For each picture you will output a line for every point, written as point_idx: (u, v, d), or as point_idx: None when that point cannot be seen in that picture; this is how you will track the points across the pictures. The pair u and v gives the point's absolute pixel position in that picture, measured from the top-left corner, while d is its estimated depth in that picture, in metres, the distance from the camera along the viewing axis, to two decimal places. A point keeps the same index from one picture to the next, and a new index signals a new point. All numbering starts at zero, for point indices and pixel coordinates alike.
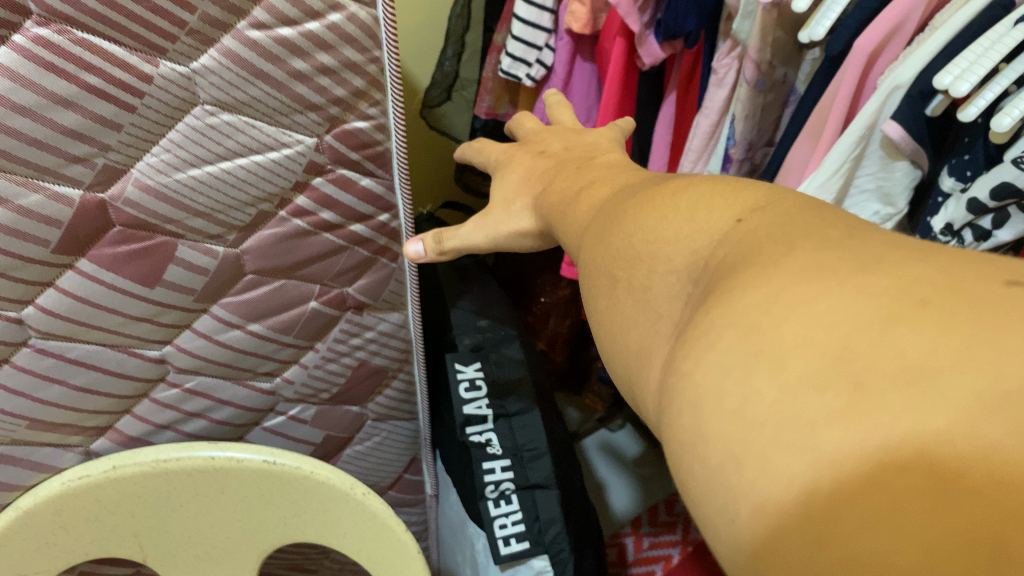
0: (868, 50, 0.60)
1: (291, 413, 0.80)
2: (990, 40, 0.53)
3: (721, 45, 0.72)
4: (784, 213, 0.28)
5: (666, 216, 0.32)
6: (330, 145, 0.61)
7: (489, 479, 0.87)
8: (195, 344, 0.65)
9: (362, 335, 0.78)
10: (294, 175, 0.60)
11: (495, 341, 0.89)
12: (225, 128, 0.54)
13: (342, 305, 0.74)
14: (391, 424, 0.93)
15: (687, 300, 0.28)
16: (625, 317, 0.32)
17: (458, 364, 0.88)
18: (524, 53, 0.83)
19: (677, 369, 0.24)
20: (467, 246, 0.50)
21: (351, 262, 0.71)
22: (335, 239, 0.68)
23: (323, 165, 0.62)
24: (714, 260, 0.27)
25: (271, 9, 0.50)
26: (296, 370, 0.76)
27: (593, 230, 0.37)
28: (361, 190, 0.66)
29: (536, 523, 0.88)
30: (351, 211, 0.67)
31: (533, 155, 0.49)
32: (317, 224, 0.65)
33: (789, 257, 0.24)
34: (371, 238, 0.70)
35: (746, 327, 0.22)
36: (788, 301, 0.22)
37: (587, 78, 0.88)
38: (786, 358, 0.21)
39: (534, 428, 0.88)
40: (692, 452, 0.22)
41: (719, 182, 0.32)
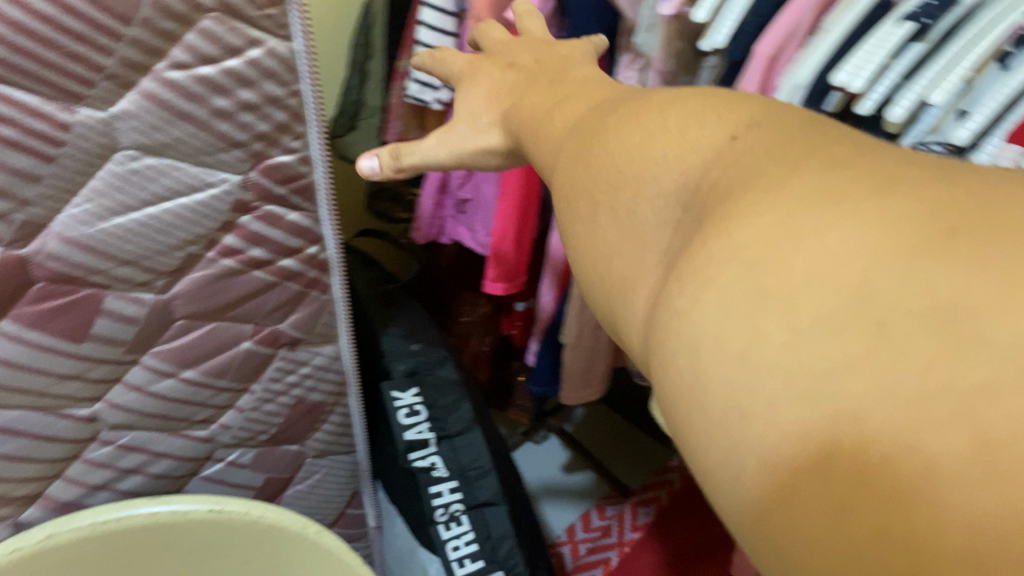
0: (770, 55, 0.50)
1: (229, 459, 0.64)
2: (878, 41, 0.44)
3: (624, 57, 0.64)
4: (784, 131, 0.25)
5: (652, 132, 0.29)
6: (256, 182, 0.50)
7: (437, 502, 0.76)
8: (127, 398, 0.53)
9: (297, 371, 0.64)
10: (222, 213, 0.49)
11: (429, 363, 0.80)
12: (150, 172, 0.44)
13: (275, 343, 0.60)
14: (332, 459, 0.75)
15: (677, 227, 0.26)
16: (608, 244, 0.29)
17: (395, 391, 0.77)
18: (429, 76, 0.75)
19: (669, 307, 0.22)
20: (429, 162, 0.46)
21: (282, 298, 0.58)
22: (266, 275, 0.55)
23: (250, 202, 0.51)
24: (707, 183, 0.25)
25: (191, 48, 0.41)
26: (233, 414, 0.61)
27: (570, 147, 0.34)
28: (289, 224, 0.54)
29: (489, 541, 0.77)
30: (281, 248, 0.55)
31: (502, 68, 0.45)
32: (247, 262, 0.53)
33: (791, 181, 0.22)
34: (302, 272, 0.58)
35: (746, 262, 0.20)
36: (797, 230, 0.20)
37: None
38: (797, 295, 0.18)
39: (477, 446, 0.79)
40: (689, 397, 0.20)
41: (709, 95, 0.29)
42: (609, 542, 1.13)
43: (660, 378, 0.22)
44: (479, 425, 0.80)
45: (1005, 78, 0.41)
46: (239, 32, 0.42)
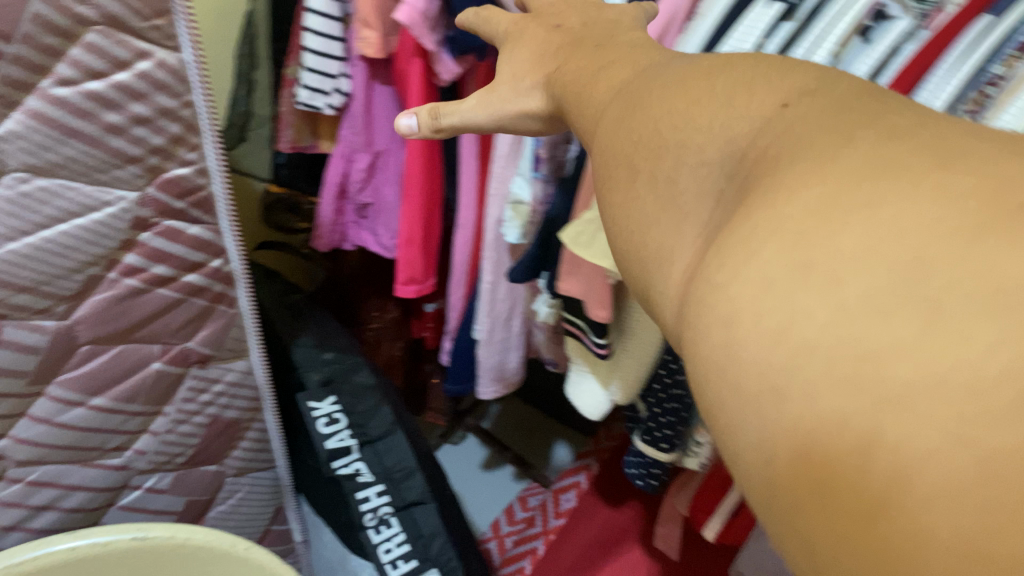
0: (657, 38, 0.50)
1: (147, 485, 0.68)
2: (751, 24, 0.46)
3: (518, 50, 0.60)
4: (839, 98, 0.24)
5: (699, 98, 0.28)
6: (154, 197, 0.53)
7: (364, 508, 0.81)
8: (37, 432, 0.55)
9: (211, 390, 0.68)
10: (120, 233, 0.52)
11: (343, 370, 0.83)
12: (40, 194, 0.46)
13: (186, 361, 0.64)
14: (253, 477, 0.80)
15: (719, 198, 0.25)
16: (645, 213, 0.28)
17: (311, 401, 0.82)
18: (320, 83, 0.72)
19: (706, 280, 0.21)
20: (468, 123, 0.45)
21: (188, 314, 0.61)
22: (171, 292, 0.58)
23: (148, 217, 0.53)
24: (754, 151, 0.24)
25: (76, 63, 0.44)
26: (148, 439, 0.65)
27: (613, 112, 0.33)
28: (190, 239, 0.57)
29: (421, 539, 0.82)
30: (183, 262, 0.58)
31: (548, 30, 0.43)
32: (149, 280, 0.56)
33: (845, 151, 0.20)
34: (207, 286, 0.61)
35: (793, 233, 0.19)
36: (850, 203, 0.19)
37: (389, 104, 0.79)
38: (844, 272, 0.17)
39: (400, 449, 0.83)
40: (720, 375, 0.19)
41: (761, 61, 0.28)
42: (535, 531, 1.15)
43: (692, 354, 0.21)
44: (400, 428, 0.84)
45: (869, 49, 0.44)
46: (125, 44, 0.45)
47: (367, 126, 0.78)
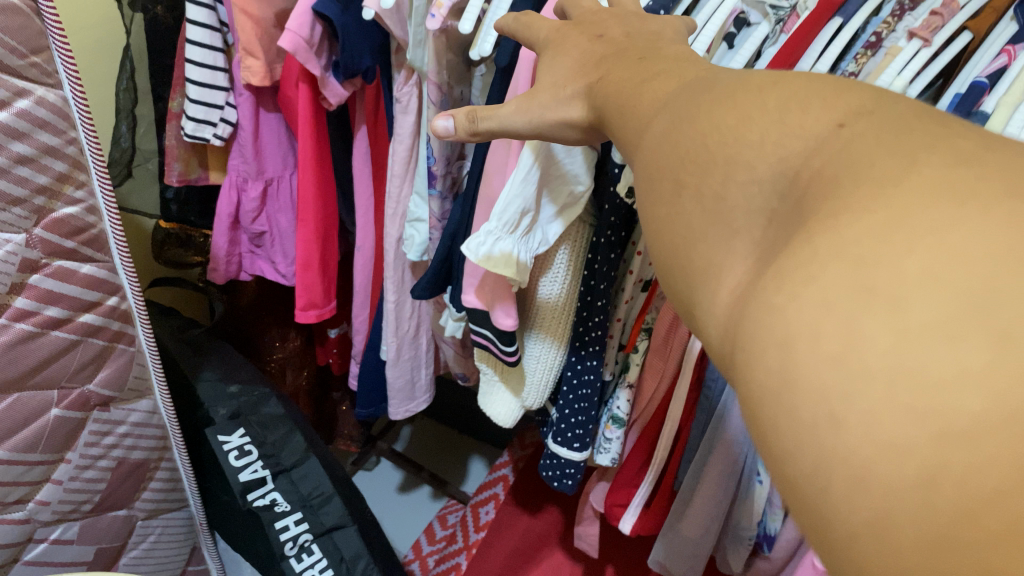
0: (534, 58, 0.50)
1: (53, 536, 0.60)
2: None
3: (397, 75, 0.63)
4: (898, 119, 0.23)
5: (749, 112, 0.27)
6: (42, 237, 0.48)
7: (284, 537, 0.78)
8: None
9: (115, 432, 0.62)
10: (9, 276, 0.47)
11: (251, 403, 0.81)
12: None
13: (87, 404, 0.58)
14: (165, 517, 0.73)
15: (772, 218, 0.25)
16: (692, 231, 0.28)
17: (221, 435, 0.77)
18: (207, 114, 0.74)
19: (765, 303, 0.21)
20: (505, 128, 0.44)
21: (88, 355, 0.56)
22: (66, 335, 0.53)
23: (37, 259, 0.49)
24: (810, 174, 0.24)
25: None
26: (50, 488, 0.57)
27: (657, 127, 0.32)
28: (84, 277, 0.53)
29: (343, 564, 0.79)
30: (78, 303, 0.53)
31: (590, 40, 0.42)
32: (43, 323, 0.51)
33: (910, 175, 0.20)
34: (104, 325, 0.56)
35: (855, 259, 0.18)
36: (916, 228, 0.18)
37: (276, 129, 0.82)
38: (909, 295, 0.17)
39: (316, 475, 0.81)
40: (776, 398, 0.19)
41: (814, 77, 0.27)
42: (457, 548, 1.09)
43: (747, 376, 0.20)
44: (312, 455, 0.82)
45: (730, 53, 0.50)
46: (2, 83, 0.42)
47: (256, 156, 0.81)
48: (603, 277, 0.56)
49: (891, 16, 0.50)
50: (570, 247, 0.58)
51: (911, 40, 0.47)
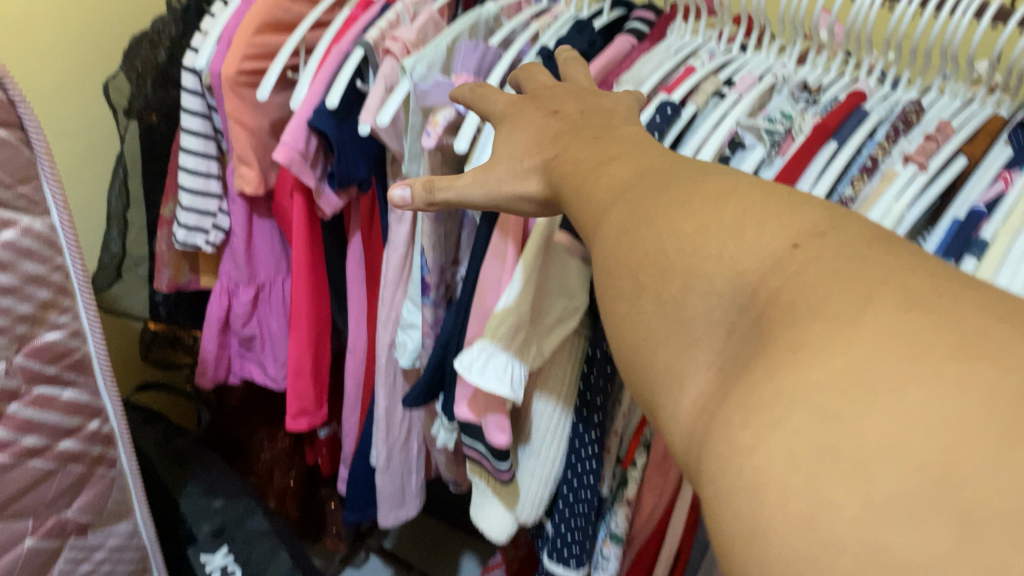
0: None
1: None
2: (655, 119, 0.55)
3: (394, 185, 0.64)
4: (852, 244, 0.24)
5: (707, 222, 0.27)
6: (22, 366, 0.48)
7: None
8: None
9: (92, 557, 0.58)
10: None
11: (236, 518, 0.81)
12: None
13: (63, 533, 0.55)
14: None
15: (732, 332, 0.25)
16: (652, 332, 0.27)
17: (204, 555, 0.78)
18: (199, 221, 0.72)
19: (729, 439, 0.21)
20: (462, 199, 0.44)
21: (65, 484, 0.53)
22: (44, 463, 0.51)
23: (16, 388, 0.48)
24: (765, 292, 0.24)
25: None
26: None
27: (613, 212, 0.31)
28: (65, 403, 0.52)
29: None
30: (57, 430, 0.52)
31: (546, 115, 0.43)
32: (19, 452, 0.49)
33: (865, 315, 0.20)
34: (84, 450, 0.55)
35: (817, 411, 0.19)
36: (873, 384, 0.19)
37: (270, 239, 0.76)
38: (871, 465, 0.18)
39: None
40: (748, 549, 0.19)
41: (770, 191, 0.27)
42: None
43: (713, 513, 0.21)
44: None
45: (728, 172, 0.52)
46: None
47: (246, 264, 0.76)
48: (597, 389, 0.57)
49: (886, 139, 0.53)
50: (562, 366, 0.59)
51: (907, 165, 0.50)
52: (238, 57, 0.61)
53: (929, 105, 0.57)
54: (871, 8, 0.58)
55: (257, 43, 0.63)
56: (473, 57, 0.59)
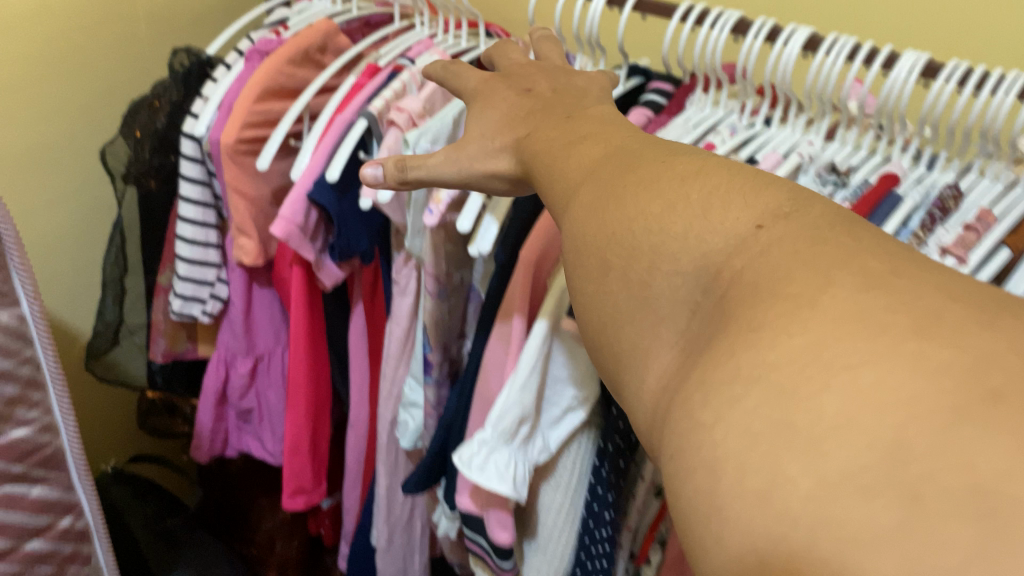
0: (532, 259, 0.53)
1: None
2: None
3: (398, 255, 0.66)
4: (814, 225, 0.24)
5: (673, 201, 0.27)
6: None
7: None
8: None
9: None
10: None
11: None
12: None
13: None
14: None
15: (694, 312, 0.25)
16: (618, 312, 0.28)
17: None
18: (195, 291, 0.73)
19: (690, 417, 0.21)
20: (434, 178, 0.44)
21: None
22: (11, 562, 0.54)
23: None
24: (729, 272, 0.24)
25: None
26: None
27: (581, 191, 0.32)
28: (34, 500, 0.55)
29: None
30: (25, 529, 0.55)
31: (517, 94, 0.44)
32: None
33: (825, 296, 0.21)
34: (55, 547, 0.58)
35: (775, 389, 0.19)
36: (829, 362, 0.19)
37: (270, 306, 0.78)
38: (824, 442, 0.18)
39: None
40: (706, 525, 0.20)
41: (735, 173, 0.28)
42: None
43: (672, 489, 0.21)
44: None
45: None
46: None
47: (246, 333, 0.77)
48: (608, 484, 0.54)
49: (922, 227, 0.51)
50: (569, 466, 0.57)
51: (945, 257, 0.49)
52: (238, 126, 0.63)
53: (968, 189, 0.54)
54: (907, 82, 0.53)
55: (257, 111, 0.64)
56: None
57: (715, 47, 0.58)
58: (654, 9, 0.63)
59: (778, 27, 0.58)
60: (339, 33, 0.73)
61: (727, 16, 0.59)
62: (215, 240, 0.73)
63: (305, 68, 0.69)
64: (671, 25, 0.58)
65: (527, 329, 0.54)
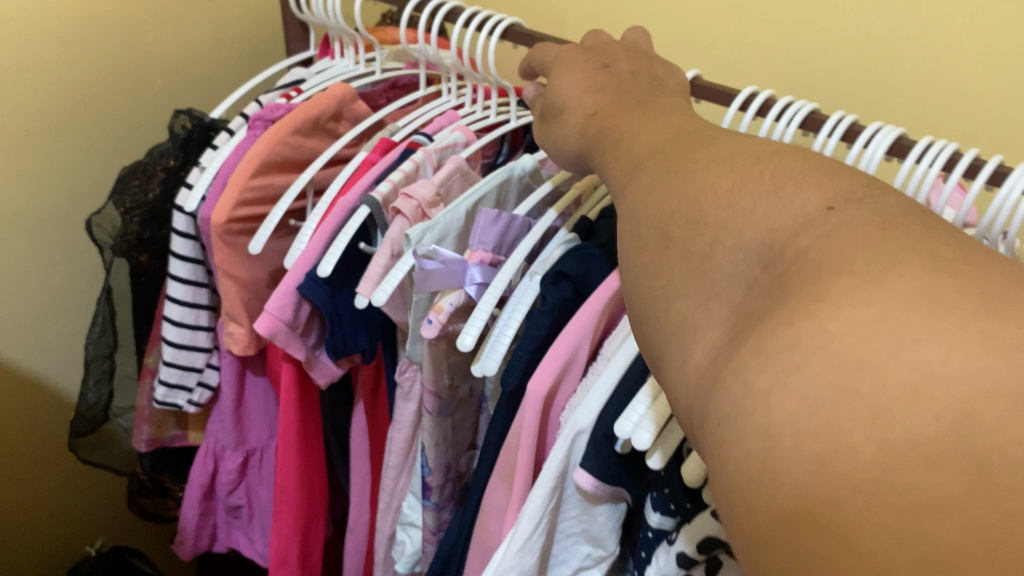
0: (543, 394, 0.46)
1: None
2: None
3: (402, 356, 0.63)
4: (885, 211, 0.23)
5: (745, 179, 0.27)
6: None
7: None
8: None
9: None
10: None
11: None
12: None
13: None
14: None
15: (753, 285, 0.24)
16: (671, 286, 0.27)
17: None
18: (181, 377, 0.73)
19: (744, 383, 0.21)
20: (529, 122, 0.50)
21: None
22: None
23: None
24: (794, 249, 0.24)
25: None
26: None
27: (648, 169, 0.31)
28: None
29: None
30: None
31: (595, 66, 0.43)
32: None
33: (891, 273, 0.20)
34: None
35: (839, 357, 0.19)
36: (896, 332, 0.19)
37: (262, 391, 0.79)
38: (890, 411, 0.18)
39: None
40: (759, 487, 0.19)
41: (805, 156, 0.27)
42: None
43: (720, 460, 0.21)
44: None
45: None
46: None
47: (236, 419, 0.78)
48: None
49: None
50: None
51: None
52: (231, 205, 0.63)
53: None
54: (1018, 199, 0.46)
55: (254, 186, 0.65)
56: (492, 230, 0.56)
57: (784, 140, 0.54)
58: (711, 94, 0.59)
59: (858, 124, 0.53)
60: (356, 99, 0.73)
61: (799, 109, 0.55)
62: (205, 324, 0.72)
63: (312, 138, 0.69)
64: (731, 110, 0.54)
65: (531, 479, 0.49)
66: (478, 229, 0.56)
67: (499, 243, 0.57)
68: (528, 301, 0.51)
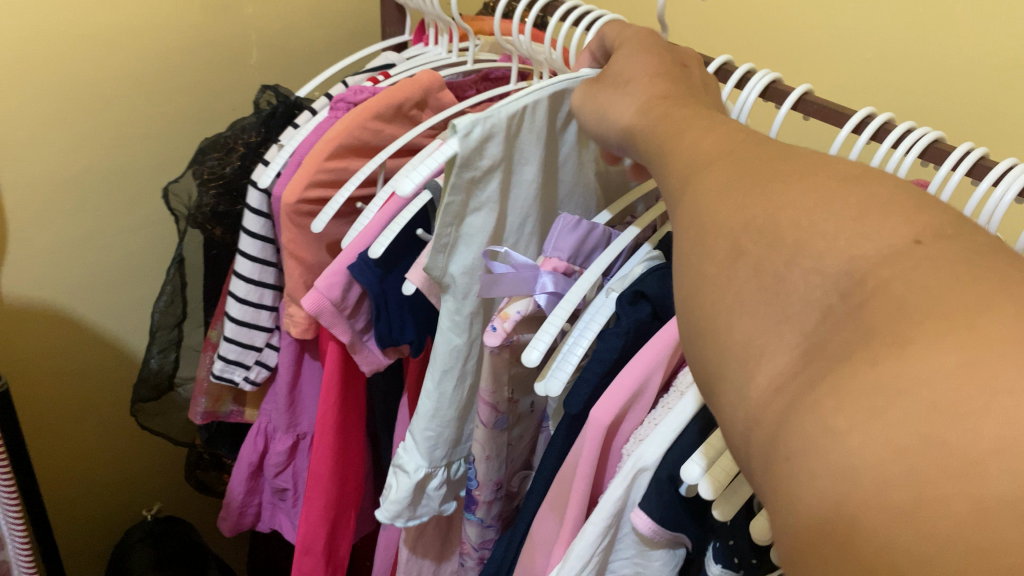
0: (605, 423, 0.45)
1: None
2: None
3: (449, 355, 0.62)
4: (976, 249, 0.22)
5: (824, 204, 0.26)
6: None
7: None
8: None
9: None
10: None
11: None
12: None
13: None
14: None
15: (826, 314, 0.23)
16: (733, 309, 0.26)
17: None
18: (240, 356, 0.75)
19: (821, 423, 0.20)
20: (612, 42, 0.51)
21: None
22: None
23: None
24: (875, 278, 0.23)
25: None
26: None
27: (706, 192, 0.30)
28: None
29: None
30: None
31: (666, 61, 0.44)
32: None
33: (986, 314, 0.20)
34: None
35: (931, 406, 0.19)
36: (993, 382, 0.18)
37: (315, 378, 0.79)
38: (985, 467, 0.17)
39: None
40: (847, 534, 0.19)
41: (884, 184, 0.26)
42: None
43: (795, 496, 0.21)
44: None
45: None
46: None
47: (290, 401, 0.78)
48: None
49: None
50: None
51: None
52: (301, 186, 0.63)
53: None
54: None
55: (326, 169, 0.65)
56: (570, 238, 0.54)
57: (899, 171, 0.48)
58: (817, 111, 0.54)
59: (989, 159, 0.47)
60: (444, 89, 0.71)
61: (922, 139, 0.49)
62: (269, 303, 0.73)
63: (393, 124, 0.69)
64: (840, 135, 0.49)
65: (584, 512, 0.49)
66: (556, 235, 0.54)
67: (576, 252, 0.55)
68: (603, 315, 0.50)
